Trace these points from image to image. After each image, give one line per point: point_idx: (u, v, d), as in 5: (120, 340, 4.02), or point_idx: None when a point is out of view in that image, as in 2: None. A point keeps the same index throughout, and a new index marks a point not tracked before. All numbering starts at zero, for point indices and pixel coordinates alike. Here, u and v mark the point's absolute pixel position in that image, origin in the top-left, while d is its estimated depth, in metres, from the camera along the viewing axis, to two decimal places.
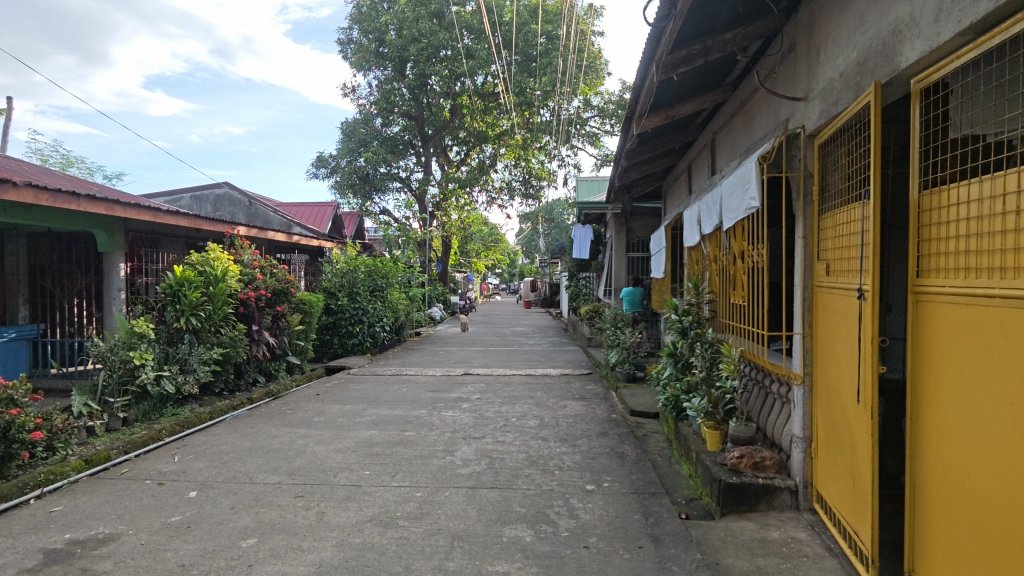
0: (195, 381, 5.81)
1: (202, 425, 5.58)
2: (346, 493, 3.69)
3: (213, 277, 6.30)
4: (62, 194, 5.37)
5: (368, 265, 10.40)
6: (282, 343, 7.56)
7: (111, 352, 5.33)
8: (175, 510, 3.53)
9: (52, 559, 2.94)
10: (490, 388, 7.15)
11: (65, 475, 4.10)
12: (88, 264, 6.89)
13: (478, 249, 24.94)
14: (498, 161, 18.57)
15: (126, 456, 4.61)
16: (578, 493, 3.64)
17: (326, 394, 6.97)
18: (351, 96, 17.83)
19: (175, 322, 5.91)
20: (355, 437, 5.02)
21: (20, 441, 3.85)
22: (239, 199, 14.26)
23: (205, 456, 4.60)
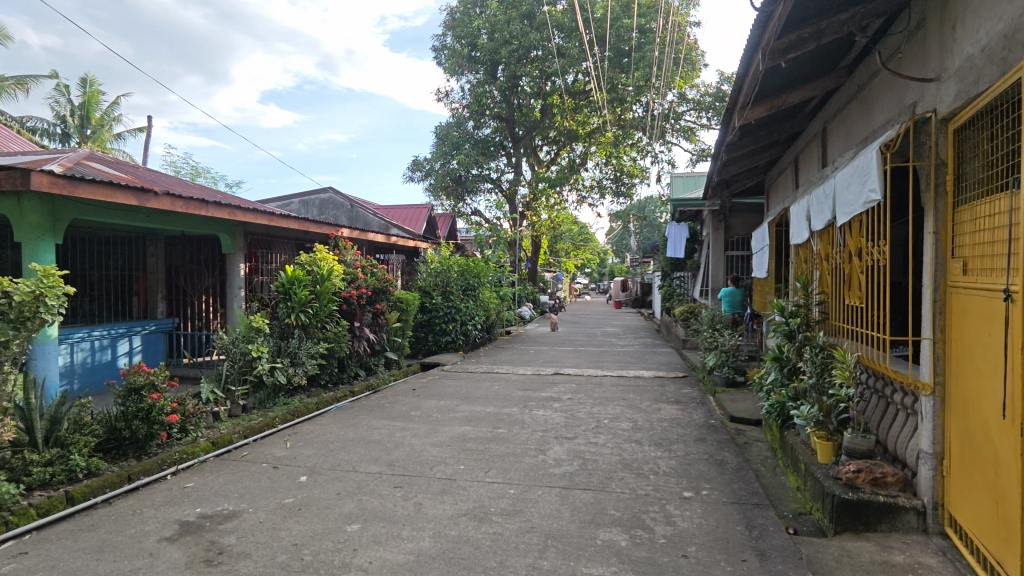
0: (303, 373, 6.24)
1: (310, 414, 5.97)
2: (442, 486, 3.80)
3: (320, 276, 6.73)
4: (193, 200, 5.94)
5: (460, 264, 10.67)
6: (381, 339, 7.93)
7: (233, 344, 5.82)
8: (288, 492, 3.80)
9: (186, 530, 3.26)
10: (581, 388, 7.09)
11: (196, 455, 4.54)
12: (213, 264, 7.59)
13: (568, 248, 24.85)
14: (588, 159, 18.40)
15: (246, 440, 5.03)
16: (675, 499, 3.52)
17: (422, 390, 7.23)
18: (445, 101, 18.38)
19: (287, 317, 6.37)
20: (450, 432, 5.15)
21: (160, 422, 4.31)
22: (342, 203, 15.16)
23: (313, 444, 4.91)
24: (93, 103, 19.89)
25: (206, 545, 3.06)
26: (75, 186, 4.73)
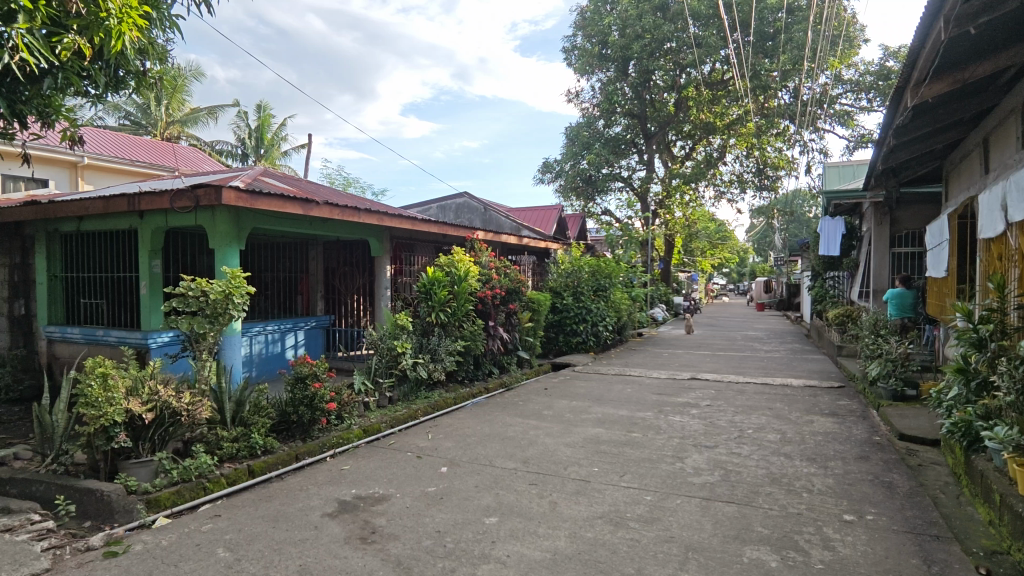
0: (442, 368, 6.58)
1: (448, 408, 6.29)
2: (577, 487, 3.80)
3: (457, 278, 7.05)
4: (349, 208, 6.52)
5: (591, 265, 10.62)
6: (514, 338, 8.12)
7: (380, 340, 6.29)
8: (430, 481, 4.03)
9: (345, 508, 3.58)
10: (720, 395, 6.71)
11: (351, 441, 4.99)
12: (364, 266, 8.28)
13: (703, 246, 23.70)
14: (727, 151, 17.37)
15: (393, 429, 5.43)
16: (834, 522, 3.19)
17: (554, 389, 7.28)
18: (575, 101, 18.42)
19: (428, 316, 6.79)
20: (583, 433, 5.14)
21: (321, 408, 4.79)
22: (476, 206, 15.81)
23: (452, 437, 5.16)
24: (266, 126, 22.65)
25: (361, 524, 3.33)
26: (255, 199, 5.40)
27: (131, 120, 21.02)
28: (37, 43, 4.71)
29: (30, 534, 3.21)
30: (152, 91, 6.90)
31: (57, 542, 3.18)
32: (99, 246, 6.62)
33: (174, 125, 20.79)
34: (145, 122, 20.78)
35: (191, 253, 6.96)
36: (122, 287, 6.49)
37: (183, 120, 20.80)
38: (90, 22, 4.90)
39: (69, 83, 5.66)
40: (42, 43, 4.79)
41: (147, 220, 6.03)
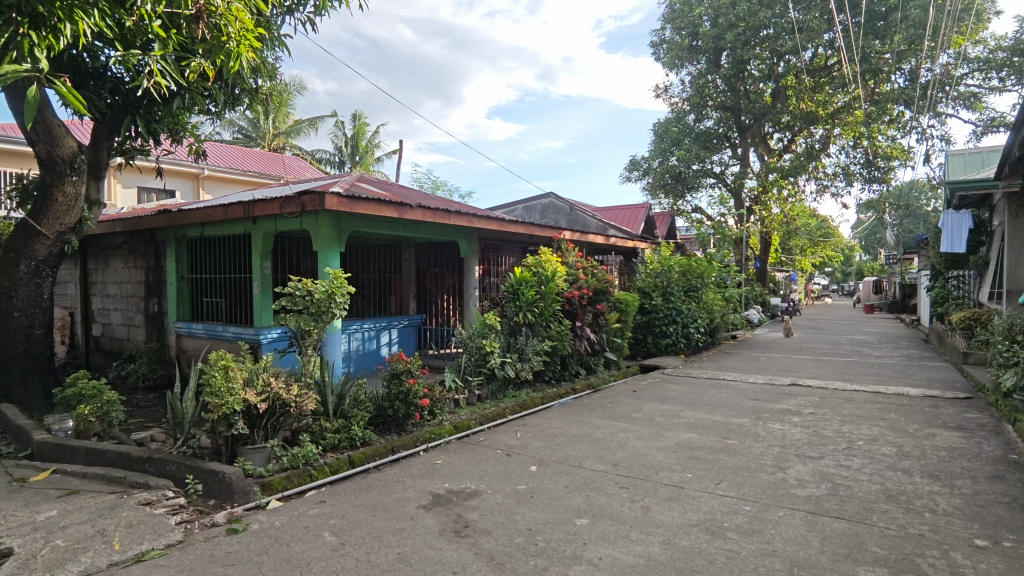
0: (530, 368, 6.63)
1: (536, 408, 6.32)
2: (670, 493, 3.70)
3: (545, 278, 7.09)
4: (440, 210, 6.74)
5: (681, 264, 10.29)
6: (601, 339, 8.02)
7: (469, 339, 6.44)
8: (520, 479, 4.07)
9: (439, 501, 3.70)
10: (825, 402, 6.28)
11: (442, 436, 5.14)
12: (453, 267, 8.52)
13: (803, 244, 22.28)
14: (831, 142, 16.24)
15: (483, 427, 5.54)
16: (962, 547, 2.90)
17: (643, 392, 7.12)
18: (663, 97, 17.94)
19: (516, 315, 6.88)
20: (675, 437, 4.99)
21: (415, 404, 4.97)
22: (562, 206, 15.81)
23: (542, 436, 5.18)
24: (361, 134, 23.85)
25: (455, 517, 3.43)
26: (354, 203, 5.70)
27: (243, 134, 22.85)
28: (170, 67, 5.26)
29: (166, 508, 3.58)
30: (263, 105, 7.48)
31: (187, 516, 3.53)
32: (219, 249, 7.27)
33: (280, 136, 22.40)
34: (255, 134, 22.52)
35: (297, 255, 7.47)
36: (238, 287, 7.07)
37: (287, 132, 22.35)
38: (212, 46, 5.39)
39: (194, 102, 6.27)
40: (174, 68, 5.35)
41: (259, 225, 6.54)
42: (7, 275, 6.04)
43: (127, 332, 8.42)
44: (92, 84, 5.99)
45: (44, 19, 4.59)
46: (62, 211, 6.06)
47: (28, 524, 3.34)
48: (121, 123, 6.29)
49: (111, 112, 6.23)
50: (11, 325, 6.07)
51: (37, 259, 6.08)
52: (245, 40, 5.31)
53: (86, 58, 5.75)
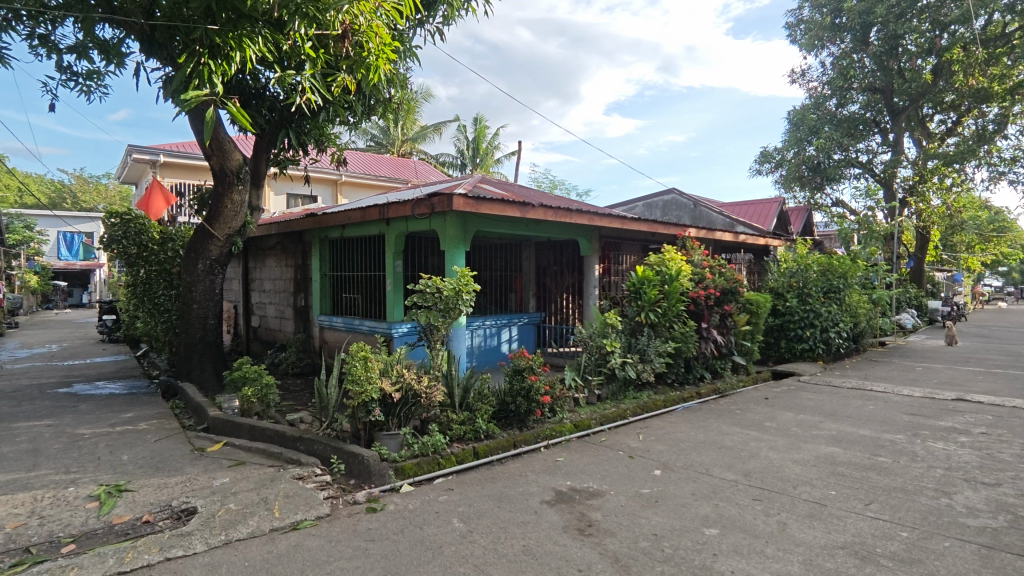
0: (652, 369, 6.46)
1: (658, 411, 6.14)
2: (810, 510, 3.43)
3: (669, 277, 6.86)
4: (562, 209, 6.77)
5: (820, 263, 9.51)
6: (729, 342, 7.61)
7: (590, 338, 6.42)
8: (645, 483, 3.99)
9: (561, 498, 3.73)
10: (1002, 422, 5.45)
11: (563, 434, 5.18)
12: (573, 266, 8.62)
13: (970, 240, 19.51)
14: (1009, 122, 14.07)
15: (603, 427, 5.49)
16: None
17: (776, 400, 6.65)
18: (800, 81, 16.63)
19: (637, 315, 6.75)
20: (815, 450, 4.61)
21: (536, 400, 5.05)
22: (685, 203, 15.21)
23: (665, 440, 5.04)
24: (481, 136, 24.63)
25: (578, 515, 3.44)
26: (480, 204, 5.90)
27: (374, 142, 24.54)
28: (318, 84, 5.80)
29: (316, 483, 3.95)
30: (395, 114, 7.98)
31: (333, 493, 3.87)
32: (356, 249, 7.88)
33: (407, 143, 23.89)
34: (386, 142, 24.10)
35: (425, 254, 7.90)
36: (372, 284, 7.61)
37: (414, 137, 23.70)
38: (354, 62, 5.86)
39: (337, 114, 6.86)
40: (321, 84, 5.88)
41: (392, 226, 6.99)
42: (189, 272, 7.00)
43: (279, 324, 9.41)
44: (254, 103, 6.75)
45: (220, 49, 5.27)
46: (230, 216, 6.90)
47: (207, 487, 3.86)
48: (276, 136, 7.03)
49: (269, 128, 6.98)
50: (191, 315, 7.03)
51: (211, 259, 6.98)
52: (383, 54, 5.70)
53: (250, 80, 6.49)
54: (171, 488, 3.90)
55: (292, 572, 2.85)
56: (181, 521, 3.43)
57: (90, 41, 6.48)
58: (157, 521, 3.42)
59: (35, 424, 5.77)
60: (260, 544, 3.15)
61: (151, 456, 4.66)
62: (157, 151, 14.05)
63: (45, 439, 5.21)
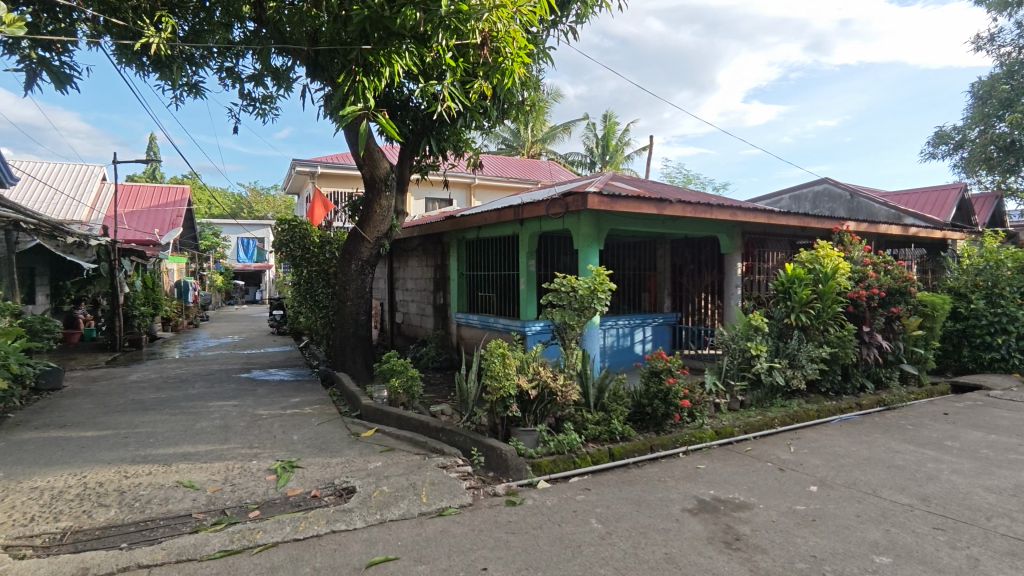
0: (803, 376, 5.96)
1: (811, 421, 5.63)
2: (1010, 547, 2.94)
3: (823, 276, 6.26)
4: (702, 204, 6.46)
5: (1016, 259, 8.13)
6: (897, 349, 6.76)
7: (732, 341, 6.03)
8: (799, 499, 3.67)
9: (704, 508, 3.56)
10: None
11: (703, 441, 4.94)
12: (712, 263, 8.17)
13: None
14: None
15: (747, 435, 5.15)
16: None
17: (959, 417, 5.79)
18: (987, 48, 14.36)
19: (786, 317, 6.23)
20: (1014, 478, 3.94)
21: (675, 404, 4.85)
22: (840, 194, 13.82)
23: (821, 454, 4.60)
24: (611, 133, 24.30)
25: (723, 527, 3.26)
26: (615, 202, 5.82)
27: (505, 145, 25.22)
28: (457, 91, 6.08)
29: (458, 473, 4.14)
30: (527, 116, 8.13)
31: (474, 484, 4.02)
32: (492, 249, 8.15)
33: (537, 144, 24.40)
34: (517, 145, 24.70)
35: (558, 254, 7.96)
36: (506, 283, 7.82)
37: (544, 138, 24.10)
38: (491, 67, 6.06)
39: (473, 119, 7.15)
40: (460, 92, 6.14)
41: (527, 226, 7.13)
42: (344, 272, 7.69)
43: (420, 320, 10.03)
44: (399, 114, 7.25)
45: (372, 67, 5.73)
46: (379, 220, 7.48)
47: (363, 470, 4.22)
48: (419, 144, 7.49)
49: (412, 136, 7.46)
50: (345, 312, 7.71)
51: (362, 260, 7.62)
52: (519, 57, 5.87)
53: (397, 93, 6.99)
54: (333, 467, 4.32)
55: (439, 555, 3.02)
56: (342, 498, 3.78)
57: (265, 70, 7.38)
58: (323, 497, 3.80)
59: (225, 404, 6.70)
60: (410, 526, 3.38)
61: (316, 437, 5.20)
62: (315, 163, 15.64)
63: (232, 417, 6.03)
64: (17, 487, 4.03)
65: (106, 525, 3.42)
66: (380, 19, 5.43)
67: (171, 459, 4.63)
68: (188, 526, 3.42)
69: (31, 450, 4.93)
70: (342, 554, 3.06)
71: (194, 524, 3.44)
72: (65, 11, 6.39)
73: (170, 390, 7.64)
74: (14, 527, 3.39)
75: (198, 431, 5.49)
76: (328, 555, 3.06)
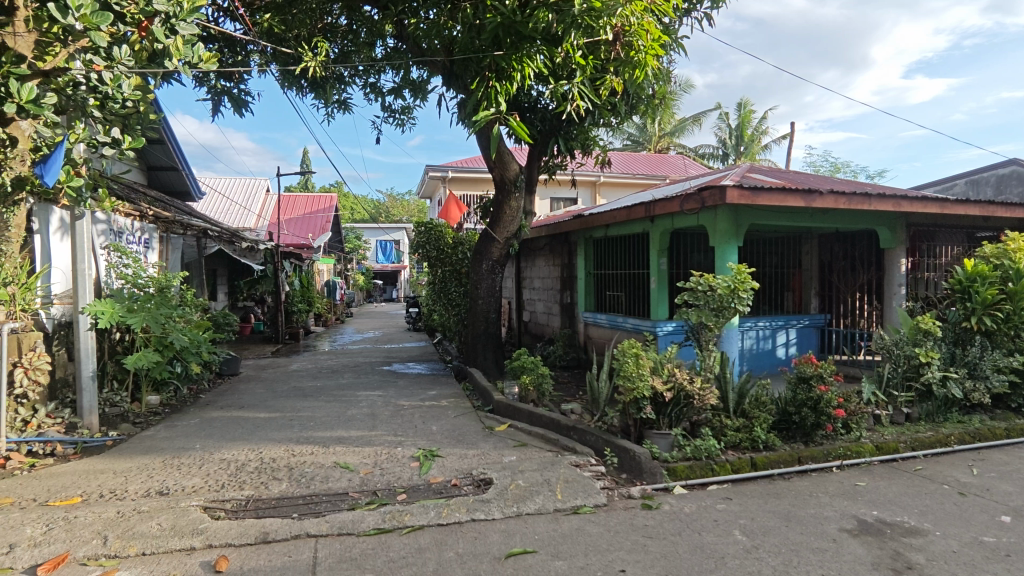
0: (986, 389, 5.19)
1: (998, 441, 4.87)
2: None
3: (1014, 273, 5.40)
4: (858, 195, 5.87)
5: None
6: None
7: (896, 346, 5.35)
8: (986, 529, 3.19)
9: (866, 530, 3.23)
10: None
11: (862, 456, 4.49)
12: (869, 260, 7.31)
13: None
14: None
15: (915, 453, 4.58)
16: None
17: None
18: None
19: (965, 321, 5.44)
20: None
21: (827, 414, 4.45)
22: None
23: (1012, 479, 3.97)
24: (746, 122, 22.84)
25: (891, 553, 2.94)
26: (756, 195, 5.46)
27: (631, 141, 24.71)
28: (586, 90, 6.04)
29: (592, 472, 4.14)
30: (655, 109, 7.91)
31: (608, 484, 3.99)
32: (620, 247, 8.02)
33: (665, 138, 23.65)
34: (642, 140, 24.14)
35: (691, 251, 7.63)
36: (636, 282, 7.66)
37: (672, 132, 23.29)
38: (622, 62, 5.97)
39: (602, 117, 7.09)
40: (590, 90, 6.10)
41: (657, 223, 6.93)
42: (476, 271, 7.99)
43: (547, 319, 10.14)
44: (529, 116, 7.38)
45: (504, 71, 5.88)
46: (508, 220, 7.68)
47: (499, 463, 4.37)
48: (548, 144, 7.57)
49: (541, 137, 7.55)
50: (477, 310, 8.02)
51: (493, 260, 7.88)
52: (652, 50, 5.76)
53: (526, 95, 7.12)
54: (471, 458, 4.52)
55: (576, 552, 3.04)
56: (481, 488, 3.94)
57: (405, 83, 7.89)
58: (462, 486, 4.00)
59: (371, 394, 7.29)
60: (547, 521, 3.44)
61: (453, 428, 5.47)
62: (446, 169, 16.45)
63: (378, 406, 6.54)
64: (209, 457, 4.70)
65: (280, 496, 3.88)
66: (512, 24, 5.62)
67: (329, 441, 5.13)
68: (346, 503, 3.77)
69: (218, 426, 5.72)
70: (482, 542, 3.19)
71: (351, 502, 3.78)
72: (243, 46, 7.32)
73: (325, 379, 8.46)
74: (210, 492, 3.96)
75: (350, 417, 6.03)
76: (469, 541, 3.21)
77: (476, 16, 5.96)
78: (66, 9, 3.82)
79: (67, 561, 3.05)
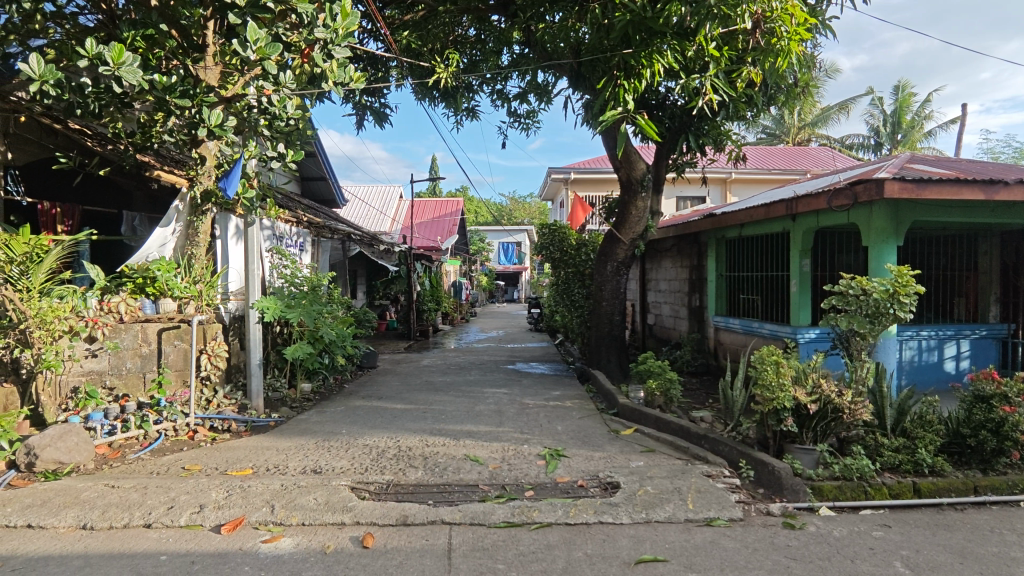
0: None
1: None
2: None
3: None
4: None
5: None
6: None
7: None
8: None
9: None
10: None
11: None
12: None
13: None
14: None
15: None
16: None
17: None
18: None
19: None
20: None
21: (1013, 439, 3.85)
22: None
23: None
24: (905, 107, 20.40)
25: None
26: (920, 188, 4.86)
27: (767, 134, 23.11)
28: (720, 82, 5.76)
29: (726, 484, 3.93)
30: (798, 98, 7.33)
31: (744, 498, 3.77)
32: (757, 248, 7.54)
33: (807, 128, 21.83)
34: (780, 132, 22.50)
35: (838, 252, 6.98)
36: (773, 285, 7.15)
37: (814, 122, 21.45)
38: (762, 51, 5.60)
39: (736, 110, 6.71)
40: (724, 82, 5.80)
41: (799, 222, 6.42)
42: (600, 273, 7.94)
43: (674, 322, 9.82)
44: (657, 113, 7.18)
45: (632, 70, 5.79)
46: (634, 221, 7.53)
47: (626, 467, 4.31)
48: (676, 142, 7.30)
49: (671, 135, 7.29)
50: (601, 312, 7.95)
51: (618, 261, 7.79)
52: (797, 35, 5.34)
53: (654, 92, 6.96)
54: (597, 460, 4.50)
55: (711, 566, 2.92)
56: (608, 492, 3.91)
57: (531, 88, 8.04)
58: (589, 488, 3.99)
59: (497, 391, 7.52)
60: (678, 531, 3.34)
61: (578, 429, 5.48)
62: (569, 170, 16.50)
63: (504, 404, 6.73)
64: (355, 442, 5.13)
65: (417, 483, 4.14)
66: (642, 21, 5.51)
67: (460, 434, 5.37)
68: (477, 495, 3.92)
69: (361, 414, 6.22)
70: (612, 545, 3.16)
71: (482, 494, 3.93)
72: (385, 63, 7.91)
73: (453, 375, 8.88)
74: (356, 474, 4.32)
75: (478, 413, 6.27)
76: (598, 543, 3.20)
77: (603, 15, 5.91)
78: (246, 43, 4.35)
79: (244, 524, 3.50)
